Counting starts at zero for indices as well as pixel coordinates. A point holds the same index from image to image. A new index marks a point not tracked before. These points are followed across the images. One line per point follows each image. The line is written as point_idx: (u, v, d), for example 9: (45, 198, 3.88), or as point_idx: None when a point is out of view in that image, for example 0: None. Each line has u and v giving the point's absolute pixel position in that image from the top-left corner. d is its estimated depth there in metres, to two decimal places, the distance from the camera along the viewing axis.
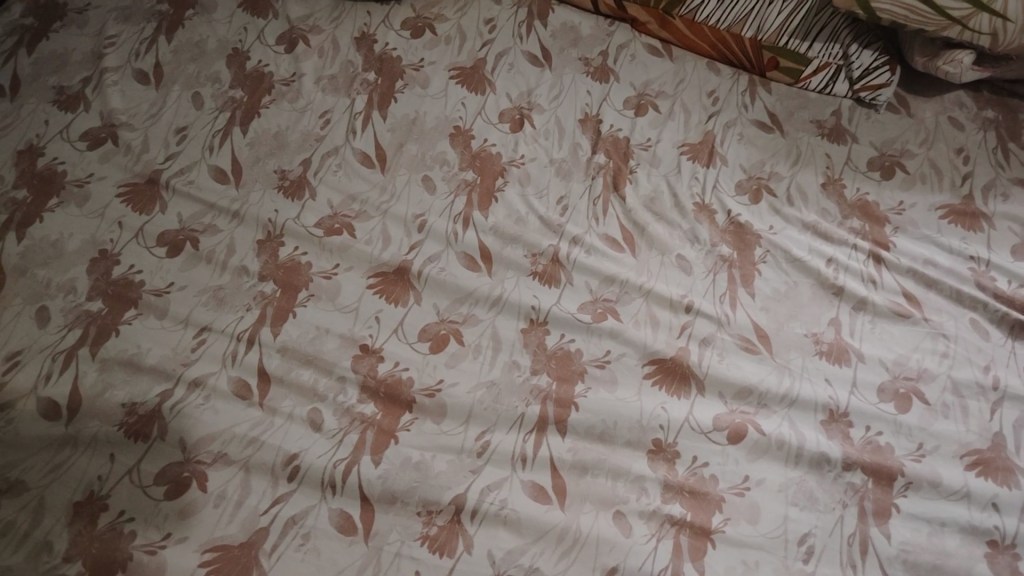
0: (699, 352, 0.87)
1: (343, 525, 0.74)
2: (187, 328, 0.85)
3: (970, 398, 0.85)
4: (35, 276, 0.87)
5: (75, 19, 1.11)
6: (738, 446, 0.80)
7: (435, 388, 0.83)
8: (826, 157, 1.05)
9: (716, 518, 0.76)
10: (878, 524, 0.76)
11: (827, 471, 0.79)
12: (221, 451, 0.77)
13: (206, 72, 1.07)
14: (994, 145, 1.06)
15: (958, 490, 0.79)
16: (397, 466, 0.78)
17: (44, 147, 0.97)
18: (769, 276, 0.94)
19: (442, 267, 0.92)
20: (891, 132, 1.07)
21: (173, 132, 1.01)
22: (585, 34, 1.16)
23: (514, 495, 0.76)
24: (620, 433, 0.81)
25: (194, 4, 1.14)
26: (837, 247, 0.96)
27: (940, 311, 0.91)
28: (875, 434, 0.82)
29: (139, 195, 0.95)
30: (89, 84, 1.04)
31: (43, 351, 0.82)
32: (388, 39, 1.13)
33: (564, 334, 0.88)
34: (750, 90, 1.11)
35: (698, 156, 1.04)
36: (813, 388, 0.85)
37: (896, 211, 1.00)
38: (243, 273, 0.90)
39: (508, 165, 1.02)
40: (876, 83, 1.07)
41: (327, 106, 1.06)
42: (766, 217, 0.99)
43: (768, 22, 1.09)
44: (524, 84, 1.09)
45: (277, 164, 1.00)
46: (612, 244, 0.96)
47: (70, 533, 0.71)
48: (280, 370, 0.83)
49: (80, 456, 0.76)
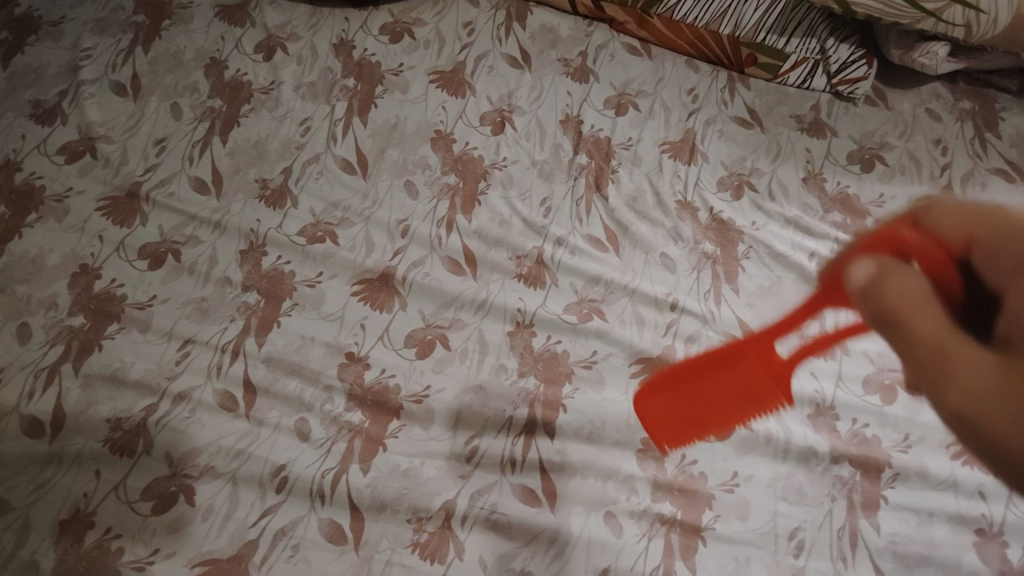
0: (685, 350, 0.87)
1: (333, 535, 0.74)
2: (171, 341, 0.85)
3: None
4: (15, 293, 0.86)
5: (50, 32, 1.10)
6: (726, 442, 0.81)
7: (422, 394, 0.83)
8: (806, 151, 1.05)
9: (706, 516, 0.76)
10: (867, 516, 0.77)
11: (815, 464, 0.80)
12: (208, 464, 0.76)
13: (184, 82, 1.07)
14: (972, 135, 1.07)
15: (945, 479, 0.79)
16: (385, 474, 0.78)
17: (21, 163, 0.96)
18: (753, 272, 0.94)
19: (427, 272, 0.92)
20: (870, 124, 1.08)
21: (152, 144, 1.01)
22: (564, 35, 1.16)
23: (504, 500, 0.76)
24: (608, 433, 0.81)
25: (171, 14, 1.13)
26: (820, 241, 0.97)
27: None
28: (862, 426, 0.83)
29: (118, 209, 0.94)
30: (65, 97, 1.03)
31: (25, 369, 0.81)
32: (367, 45, 1.12)
33: (550, 335, 0.88)
34: (730, 87, 1.12)
35: (679, 154, 1.04)
36: (799, 383, 0.85)
37: (877, 204, 1.01)
38: (226, 283, 0.90)
39: (490, 168, 1.02)
40: (854, 76, 1.07)
41: (307, 113, 1.05)
42: (748, 213, 0.99)
43: (745, 19, 1.08)
44: (504, 86, 1.09)
45: (258, 173, 0.99)
46: (596, 244, 0.96)
47: (57, 551, 0.71)
48: (266, 380, 0.83)
49: (65, 473, 0.75)
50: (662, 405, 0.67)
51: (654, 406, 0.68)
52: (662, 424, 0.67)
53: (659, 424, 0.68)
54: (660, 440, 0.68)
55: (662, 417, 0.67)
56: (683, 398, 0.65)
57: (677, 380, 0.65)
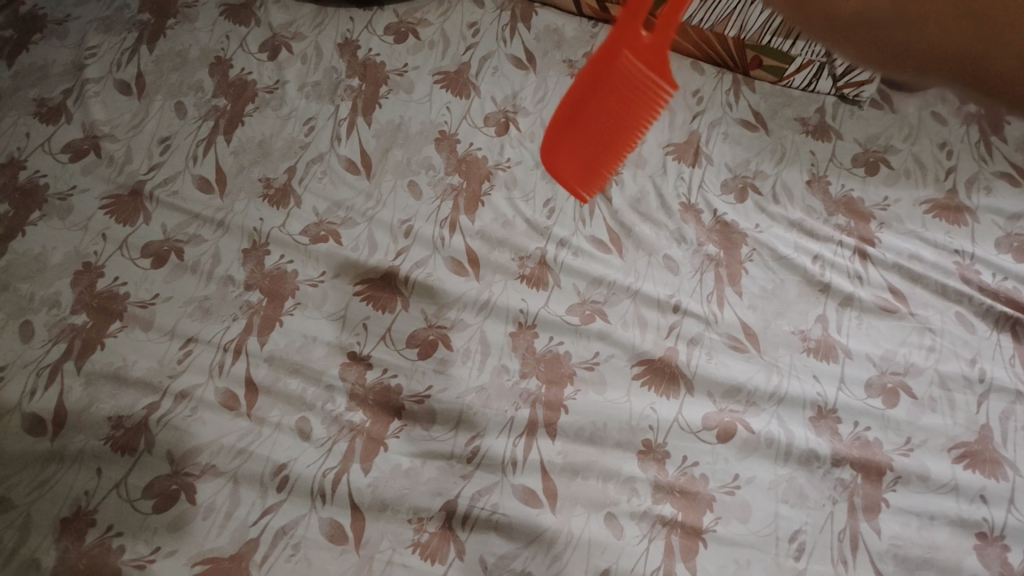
0: (687, 352, 0.87)
1: (333, 534, 0.74)
2: (173, 340, 0.85)
3: (957, 391, 0.85)
4: (18, 291, 0.86)
5: (55, 30, 1.10)
6: (728, 445, 0.80)
7: (424, 394, 0.83)
8: (811, 154, 1.05)
9: (707, 518, 0.76)
10: (869, 519, 0.77)
11: (817, 468, 0.79)
12: (210, 462, 0.76)
13: (188, 81, 1.07)
14: (977, 139, 1.07)
15: (947, 483, 0.79)
16: (386, 474, 0.78)
17: (25, 161, 0.97)
18: (756, 274, 0.94)
19: (429, 272, 0.92)
20: (875, 127, 1.08)
21: (156, 142, 1.01)
22: (569, 36, 1.16)
23: (505, 500, 0.76)
24: (609, 435, 0.81)
25: (176, 13, 1.14)
26: (824, 244, 0.96)
27: (926, 305, 0.92)
28: (864, 429, 0.82)
29: (122, 207, 0.94)
30: (70, 96, 1.03)
31: (27, 366, 0.81)
32: (371, 45, 1.12)
33: (553, 337, 0.88)
34: (734, 89, 1.12)
35: (683, 155, 1.04)
36: (802, 385, 0.85)
37: (881, 207, 1.00)
38: (229, 282, 0.90)
39: (494, 168, 1.02)
40: (859, 81, 1.06)
41: (311, 113, 1.05)
42: (752, 215, 0.99)
43: (751, 21, 1.06)
44: (508, 87, 1.09)
45: (262, 172, 0.99)
46: (599, 245, 0.96)
47: (57, 549, 0.71)
48: (268, 379, 0.83)
49: (66, 471, 0.75)
50: (567, 157, 0.60)
51: (565, 172, 0.61)
52: (569, 173, 0.60)
53: (573, 173, 0.60)
54: (575, 189, 0.61)
55: (572, 162, 0.60)
56: (578, 152, 0.59)
57: (561, 135, 0.59)
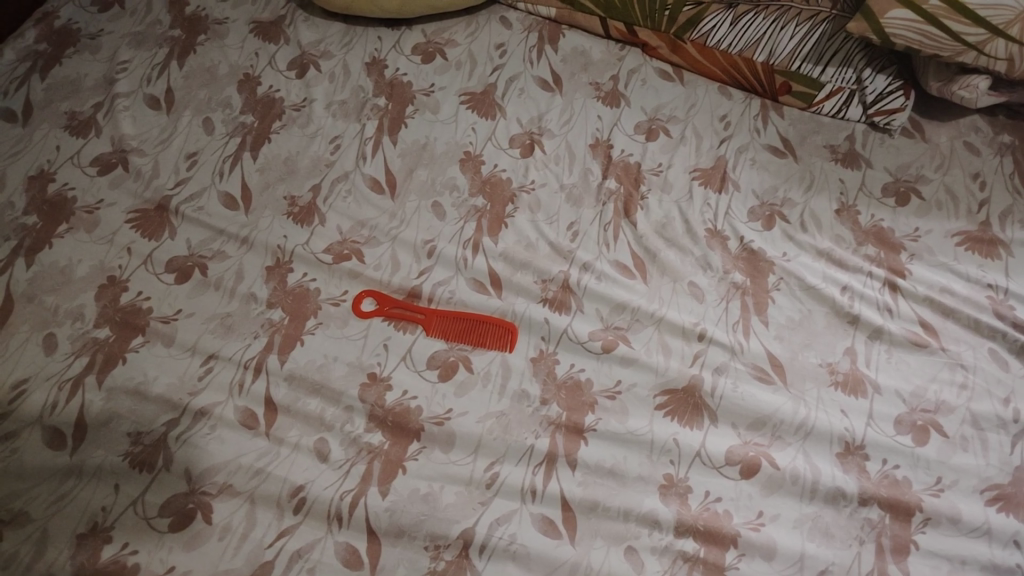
0: (713, 380, 0.85)
1: (349, 559, 0.73)
2: (194, 356, 0.85)
3: (989, 430, 0.83)
4: (43, 302, 0.87)
5: (88, 45, 1.12)
6: (752, 481, 0.79)
7: (444, 417, 0.82)
8: (840, 182, 1.03)
9: (730, 554, 0.75)
10: (897, 561, 0.75)
11: (844, 506, 0.78)
12: (227, 482, 0.77)
13: (217, 97, 1.08)
14: (1012, 171, 1.04)
15: (978, 526, 0.77)
16: (404, 498, 0.77)
17: (54, 173, 0.98)
18: (783, 304, 0.92)
19: (452, 291, 0.92)
20: (907, 156, 1.05)
21: (183, 157, 1.01)
22: (596, 59, 1.15)
23: (523, 530, 0.75)
24: (630, 468, 0.79)
25: (206, 30, 1.15)
26: (853, 275, 0.94)
27: (958, 341, 0.89)
28: (892, 467, 0.80)
29: (148, 221, 0.95)
30: (100, 109, 1.05)
31: (49, 379, 0.82)
32: (399, 64, 1.13)
33: (574, 362, 0.86)
34: (763, 114, 1.10)
35: (710, 181, 1.03)
36: (829, 419, 0.83)
37: (911, 237, 0.98)
38: (252, 300, 0.90)
39: (518, 190, 1.01)
40: (889, 108, 1.04)
41: (337, 131, 1.06)
42: (780, 244, 0.97)
43: (780, 46, 1.07)
44: (534, 109, 1.09)
45: (287, 190, 0.99)
46: (623, 270, 0.94)
47: (73, 565, 0.72)
48: (287, 399, 0.82)
49: (84, 486, 0.76)
50: None
51: None
52: (484, 341, 0.88)
53: None
54: None
55: None
56: (465, 341, 0.87)
57: None
